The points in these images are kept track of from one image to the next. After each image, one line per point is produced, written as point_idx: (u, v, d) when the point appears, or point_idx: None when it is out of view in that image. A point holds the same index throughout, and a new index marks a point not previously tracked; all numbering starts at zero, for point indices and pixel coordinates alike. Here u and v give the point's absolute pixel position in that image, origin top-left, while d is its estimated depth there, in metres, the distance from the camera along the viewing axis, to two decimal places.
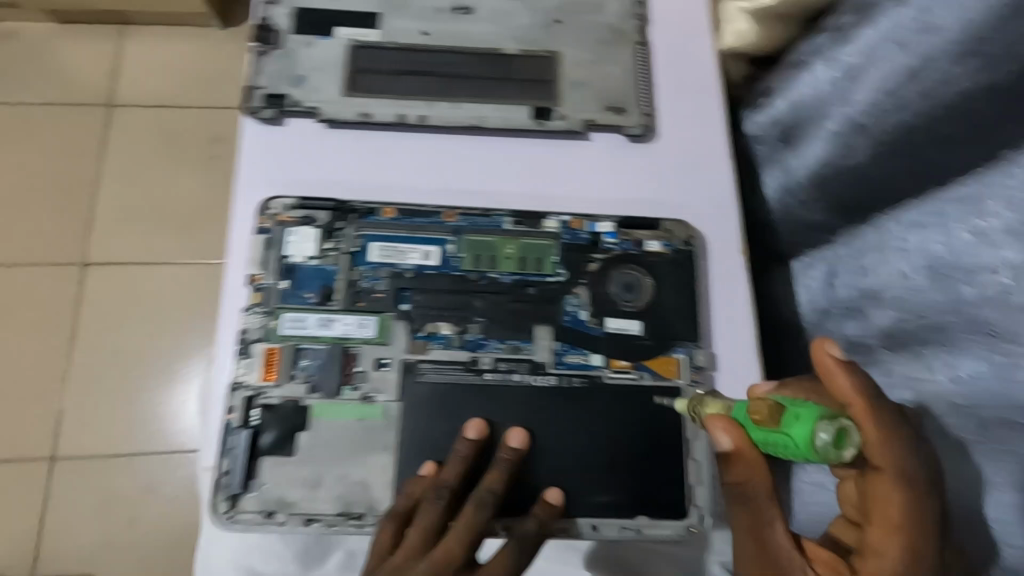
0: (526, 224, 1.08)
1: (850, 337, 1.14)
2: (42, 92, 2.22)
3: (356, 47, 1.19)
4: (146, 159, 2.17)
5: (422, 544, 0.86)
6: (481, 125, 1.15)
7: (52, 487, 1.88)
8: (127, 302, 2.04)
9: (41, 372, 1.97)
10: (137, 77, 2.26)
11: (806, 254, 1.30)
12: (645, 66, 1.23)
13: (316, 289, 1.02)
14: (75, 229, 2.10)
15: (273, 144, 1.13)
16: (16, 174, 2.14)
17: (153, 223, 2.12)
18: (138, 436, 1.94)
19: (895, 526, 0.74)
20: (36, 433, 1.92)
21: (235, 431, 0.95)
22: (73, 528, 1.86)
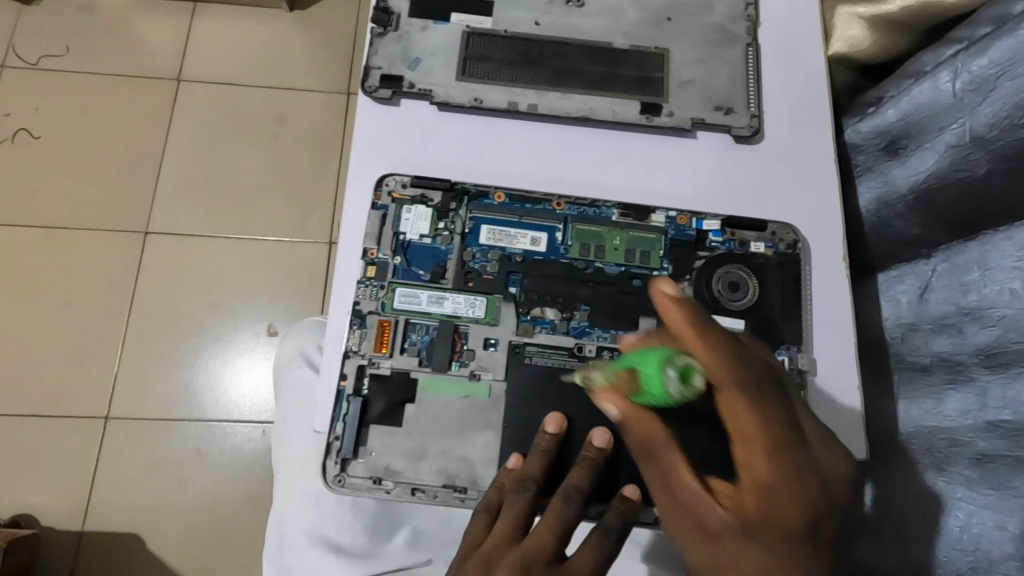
0: (633, 217, 1.09)
1: (940, 354, 1.12)
2: (117, 64, 2.29)
3: (470, 33, 1.21)
4: (214, 135, 2.23)
5: (510, 534, 0.89)
6: (591, 117, 1.16)
7: (105, 445, 1.95)
8: (187, 271, 2.11)
9: (101, 335, 2.04)
10: (208, 54, 2.32)
11: (895, 269, 1.26)
12: (754, 68, 1.22)
13: (430, 267, 1.05)
14: (141, 198, 2.17)
15: (383, 123, 1.15)
16: (89, 142, 2.21)
17: (216, 197, 2.18)
18: (189, 403, 2.01)
19: (757, 434, 0.74)
20: (93, 392, 1.99)
21: (348, 397, 0.98)
22: (124, 486, 1.92)
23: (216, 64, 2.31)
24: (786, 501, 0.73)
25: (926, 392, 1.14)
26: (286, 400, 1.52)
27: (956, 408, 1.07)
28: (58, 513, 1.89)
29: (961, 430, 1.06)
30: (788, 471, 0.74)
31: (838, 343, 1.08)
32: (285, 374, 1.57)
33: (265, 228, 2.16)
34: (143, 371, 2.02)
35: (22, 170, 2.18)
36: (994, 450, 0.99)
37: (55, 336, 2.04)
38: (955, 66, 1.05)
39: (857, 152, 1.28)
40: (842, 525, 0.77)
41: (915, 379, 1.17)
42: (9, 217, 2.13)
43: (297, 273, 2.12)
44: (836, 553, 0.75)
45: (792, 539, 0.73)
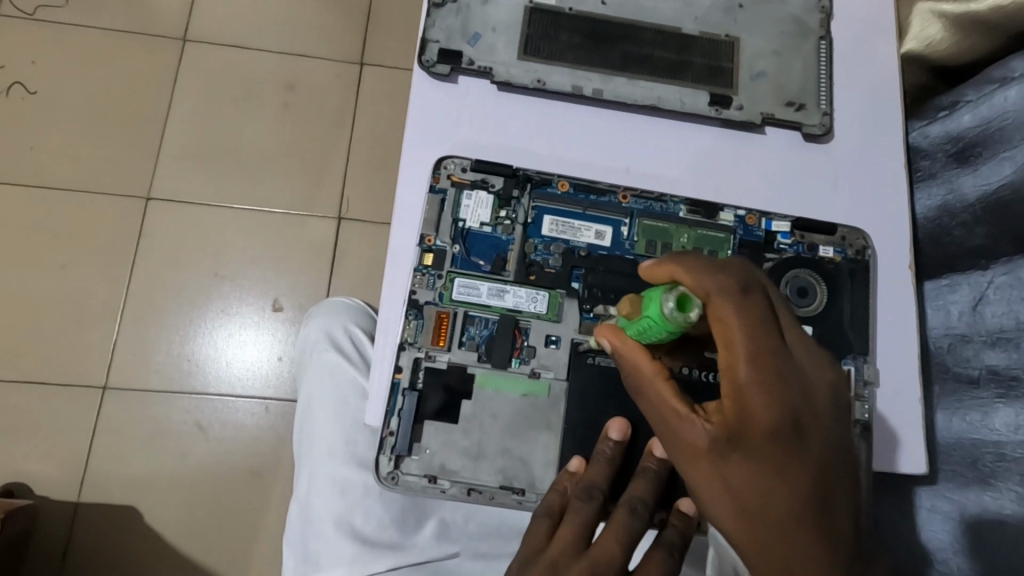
0: (701, 213, 1.05)
1: (992, 367, 1.08)
2: (119, 20, 2.17)
3: (534, 9, 1.14)
4: (221, 100, 2.13)
5: (576, 542, 0.86)
6: (658, 106, 1.11)
7: (103, 415, 1.89)
8: (193, 241, 2.03)
9: (99, 304, 1.96)
10: (217, 14, 2.21)
11: (945, 278, 1.20)
12: (826, 63, 1.18)
13: (491, 258, 0.99)
14: (143, 163, 2.07)
15: (438, 102, 1.08)
16: (89, 101, 2.10)
17: (224, 166, 2.08)
18: (191, 377, 1.94)
19: (740, 345, 0.75)
20: (90, 360, 1.92)
21: (404, 392, 0.93)
22: (121, 458, 1.87)
23: (224, 26, 2.20)
24: (771, 410, 0.74)
25: (972, 404, 1.11)
26: (311, 379, 1.43)
27: (1005, 422, 1.05)
28: (52, 483, 1.83)
29: (1010, 446, 1.03)
30: (769, 376, 0.74)
31: (900, 354, 1.05)
32: (310, 352, 1.48)
33: (273, 200, 2.07)
34: (143, 343, 1.95)
35: (18, 127, 2.06)
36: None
37: (52, 302, 1.95)
38: None
39: (925, 158, 1.25)
40: (833, 432, 0.77)
41: (960, 391, 1.14)
42: (4, 175, 2.02)
43: (306, 249, 2.05)
44: (826, 459, 0.76)
45: (771, 440, 0.74)
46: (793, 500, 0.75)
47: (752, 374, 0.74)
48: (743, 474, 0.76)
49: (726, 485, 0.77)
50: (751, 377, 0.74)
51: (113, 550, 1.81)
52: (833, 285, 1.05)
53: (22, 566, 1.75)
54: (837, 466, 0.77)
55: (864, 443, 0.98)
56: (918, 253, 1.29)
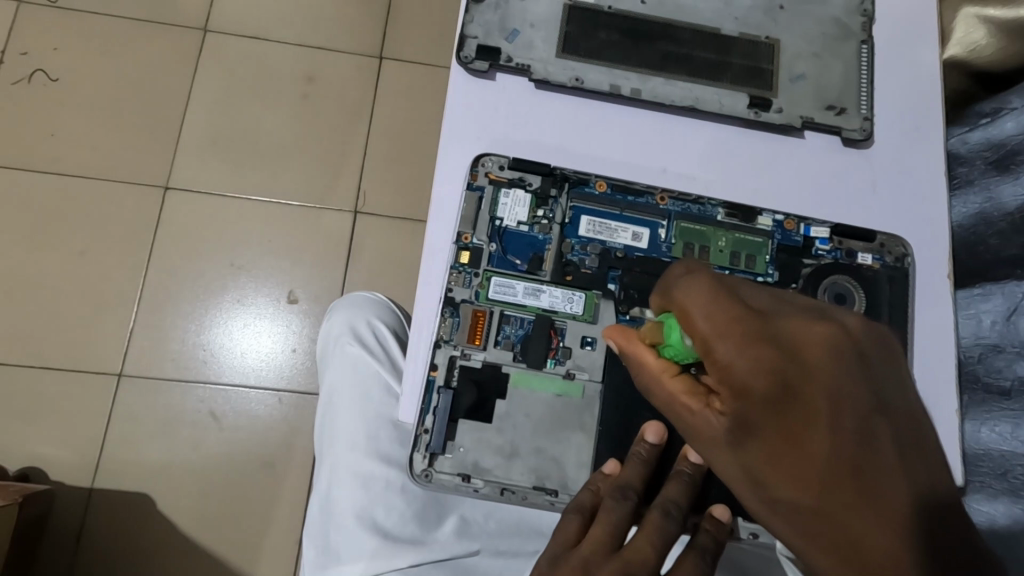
0: (739, 217, 1.04)
1: None
2: (139, 7, 2.17)
3: (573, 6, 1.13)
4: (241, 89, 2.13)
5: (606, 542, 0.86)
6: (696, 107, 1.10)
7: (119, 401, 1.90)
8: (212, 230, 2.03)
9: (117, 290, 1.97)
10: (240, 3, 2.21)
11: (980, 286, 1.18)
12: (867, 67, 1.16)
13: (527, 257, 0.99)
14: (162, 151, 2.07)
15: (475, 99, 1.08)
16: (109, 88, 2.11)
17: (244, 155, 2.09)
18: (206, 367, 1.95)
19: (705, 324, 0.62)
20: (107, 347, 1.93)
21: (439, 389, 0.93)
22: (137, 444, 1.88)
23: (243, 15, 2.20)
24: (771, 388, 0.59)
25: (1001, 415, 1.12)
26: (333, 373, 1.43)
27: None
28: (67, 469, 1.84)
29: None
30: (754, 356, 0.59)
31: (936, 364, 1.04)
32: (331, 346, 1.49)
33: (289, 191, 2.07)
34: (160, 330, 1.96)
35: (40, 113, 2.07)
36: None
37: (72, 289, 1.96)
38: None
39: (960, 164, 1.22)
40: (867, 400, 0.60)
41: (992, 401, 1.13)
42: (26, 161, 2.03)
43: (326, 240, 2.05)
44: (867, 437, 0.59)
45: (777, 427, 0.59)
46: (839, 497, 0.59)
47: (733, 352, 0.60)
48: (768, 472, 0.61)
49: (758, 486, 0.63)
50: (733, 353, 0.60)
51: (126, 536, 1.82)
52: (871, 292, 1.04)
53: (38, 548, 1.76)
54: (884, 441, 0.60)
55: None
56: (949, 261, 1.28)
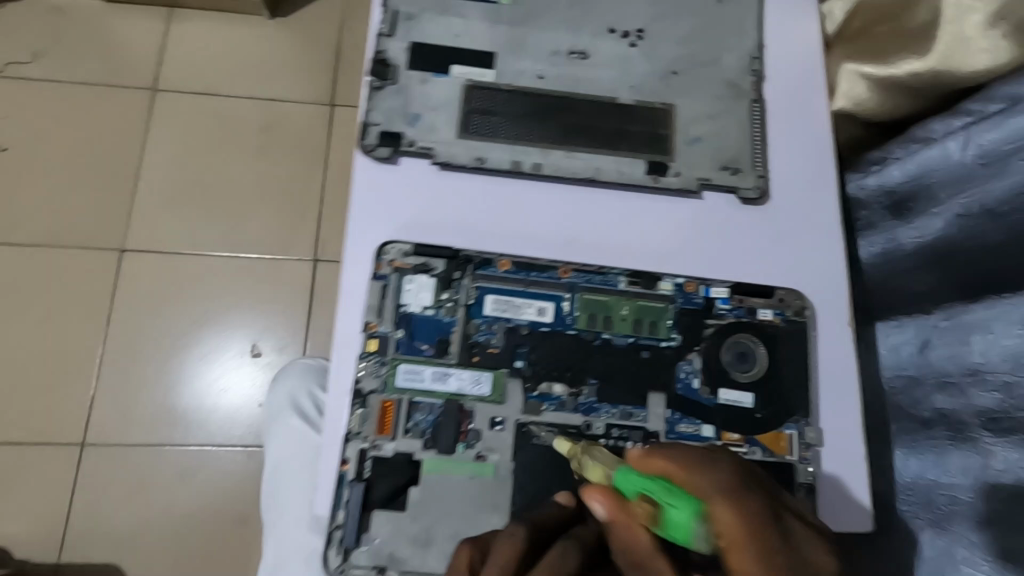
0: (641, 284, 1.07)
1: (942, 410, 1.12)
2: (88, 72, 2.18)
3: (472, 87, 1.17)
4: (192, 149, 2.14)
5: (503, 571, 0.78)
6: (597, 178, 1.13)
7: (83, 471, 1.86)
8: (170, 289, 2.02)
9: (77, 358, 1.95)
10: (184, 61, 2.22)
11: (896, 318, 1.25)
12: (760, 126, 1.21)
13: (434, 341, 1.01)
14: (118, 214, 2.07)
15: (379, 184, 1.10)
16: (62, 155, 2.11)
17: (199, 212, 2.09)
18: (172, 428, 1.92)
19: (744, 536, 0.66)
20: (70, 416, 1.90)
21: (350, 483, 0.94)
22: (106, 511, 1.84)
23: (192, 74, 2.21)
24: None
25: (931, 446, 1.15)
26: (275, 450, 1.42)
27: (956, 468, 1.08)
28: (32, 545, 1.80)
29: (962, 489, 1.06)
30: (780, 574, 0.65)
31: (845, 410, 1.07)
32: (273, 421, 1.48)
33: (249, 247, 2.08)
34: (124, 395, 1.93)
35: None
36: (990, 515, 1.00)
37: (27, 360, 1.93)
38: (965, 137, 1.01)
39: (863, 207, 1.29)
40: None
41: (914, 430, 1.19)
42: None
43: (287, 292, 2.05)
44: None
45: None
46: None
47: (756, 555, 0.66)
48: None
49: None
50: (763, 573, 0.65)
51: None
52: (773, 346, 1.07)
53: None
54: None
55: (806, 503, 1.00)
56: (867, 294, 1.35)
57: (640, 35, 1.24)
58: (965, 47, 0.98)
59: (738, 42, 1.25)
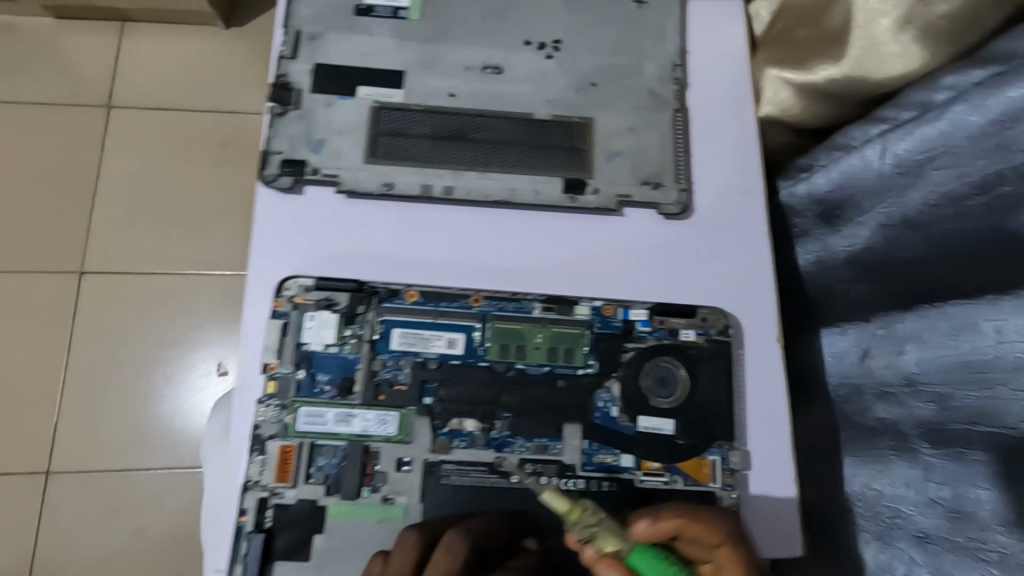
0: (556, 309, 1.03)
1: (882, 419, 1.08)
2: (32, 91, 1.99)
3: (380, 108, 1.12)
4: (157, 165, 1.95)
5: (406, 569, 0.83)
6: (510, 199, 1.09)
7: (50, 500, 1.70)
8: (134, 299, 1.85)
9: (31, 390, 1.77)
10: (137, 78, 2.02)
11: (837, 325, 1.19)
12: (683, 136, 1.16)
13: (337, 381, 0.97)
14: (71, 239, 1.88)
15: (282, 216, 1.05)
16: (9, 178, 1.92)
17: (163, 227, 1.91)
18: (144, 444, 1.76)
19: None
20: (33, 443, 1.73)
21: (249, 535, 0.90)
22: (76, 540, 1.68)
23: (152, 91, 2.01)
24: None
25: (873, 455, 1.10)
26: None
27: (900, 479, 1.03)
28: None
29: (903, 502, 1.02)
30: None
31: (774, 430, 1.03)
32: None
33: (204, 264, 1.90)
34: (89, 419, 1.76)
35: None
36: (937, 531, 0.95)
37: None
38: (882, 144, 0.97)
39: (795, 215, 1.23)
40: None
41: (862, 438, 1.12)
42: None
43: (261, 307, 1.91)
44: None
45: None
46: None
47: None
48: None
49: None
50: None
51: None
52: (695, 369, 1.03)
53: None
54: None
55: None
56: (806, 302, 1.28)
57: (557, 46, 1.19)
58: (877, 53, 0.95)
59: (659, 49, 1.20)
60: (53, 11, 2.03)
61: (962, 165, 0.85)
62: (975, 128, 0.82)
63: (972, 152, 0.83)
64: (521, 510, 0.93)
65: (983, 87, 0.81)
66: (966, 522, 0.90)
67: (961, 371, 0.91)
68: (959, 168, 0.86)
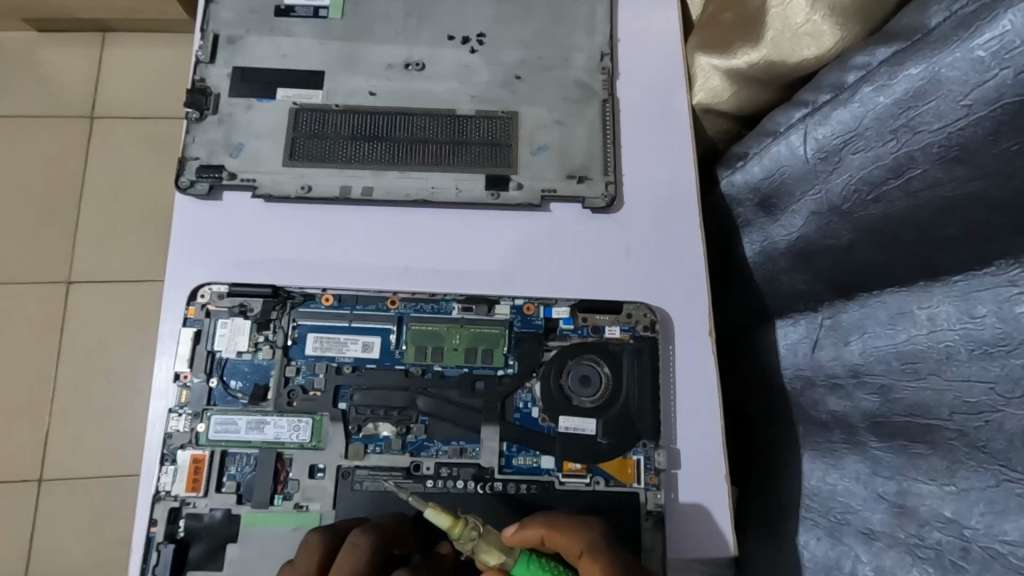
0: (475, 309, 1.01)
1: (834, 413, 1.00)
2: (19, 100, 1.80)
3: (299, 109, 1.10)
4: (137, 162, 1.77)
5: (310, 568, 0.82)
6: (430, 197, 1.06)
7: (41, 508, 1.55)
8: (118, 300, 1.69)
9: (16, 401, 1.61)
10: (123, 90, 1.82)
11: (788, 317, 1.12)
12: (612, 126, 1.13)
13: (250, 388, 0.96)
14: (57, 252, 1.71)
15: (202, 224, 1.05)
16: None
17: (142, 228, 1.73)
18: (135, 451, 1.61)
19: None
20: (24, 452, 1.59)
21: (159, 546, 0.89)
22: (64, 550, 1.53)
23: (132, 99, 1.82)
24: None
25: (823, 451, 1.02)
26: None
27: (849, 473, 0.96)
28: None
29: (853, 498, 0.94)
30: None
31: (705, 427, 1.00)
32: None
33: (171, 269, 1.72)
34: (77, 430, 1.61)
35: None
36: (881, 526, 0.88)
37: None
38: (804, 129, 0.94)
39: (735, 204, 1.14)
40: None
41: (815, 432, 1.04)
42: None
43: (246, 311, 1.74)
44: None
45: None
46: None
47: None
48: None
49: None
50: None
51: None
52: (619, 367, 1.00)
53: None
54: None
55: (655, 536, 0.93)
56: (750, 290, 1.20)
57: (482, 40, 1.16)
58: (794, 37, 0.94)
59: (588, 40, 1.17)
60: (36, 25, 1.83)
61: (875, 148, 0.82)
62: (882, 109, 0.80)
63: (882, 134, 0.81)
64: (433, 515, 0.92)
65: (887, 66, 0.80)
66: (908, 516, 0.84)
67: (898, 362, 0.88)
68: (872, 152, 0.83)
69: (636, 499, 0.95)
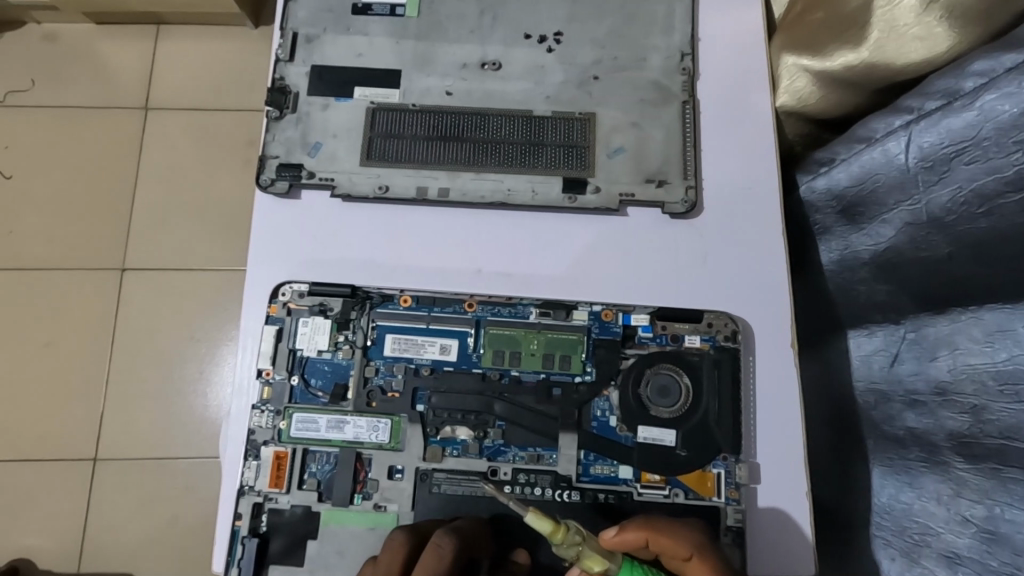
0: (552, 315, 1.00)
1: (913, 430, 0.95)
2: (78, 90, 1.82)
3: (377, 108, 1.10)
4: (190, 154, 1.78)
5: (391, 565, 0.82)
6: (506, 200, 1.05)
7: (95, 490, 1.57)
8: (169, 290, 1.69)
9: (74, 385, 1.64)
10: (177, 82, 1.83)
11: (864, 329, 1.07)
12: (692, 129, 1.10)
13: (330, 388, 0.97)
14: (113, 240, 1.72)
15: (281, 221, 1.06)
16: (53, 174, 1.76)
17: (192, 217, 1.74)
18: (183, 437, 1.62)
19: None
20: (78, 435, 1.61)
21: (243, 539, 0.90)
22: (115, 531, 1.56)
23: (187, 91, 1.83)
24: None
25: (899, 469, 0.97)
26: None
27: (929, 493, 0.91)
28: (54, 559, 1.54)
29: (934, 520, 0.89)
30: None
31: (785, 442, 0.96)
32: None
33: (217, 258, 1.72)
34: (133, 415, 1.63)
35: None
36: (970, 552, 0.83)
37: (25, 395, 1.63)
38: (907, 136, 0.89)
39: (815, 211, 1.10)
40: None
41: (889, 448, 1.00)
42: None
43: None
44: None
45: None
46: None
47: None
48: None
49: None
50: None
51: None
52: (698, 378, 0.98)
53: None
54: None
55: (734, 551, 0.91)
56: (824, 300, 1.15)
57: (559, 39, 1.14)
58: (898, 37, 0.90)
59: (666, 40, 1.14)
60: (95, 17, 1.84)
61: (993, 159, 0.77)
62: (1005, 119, 0.76)
63: (1002, 145, 0.76)
64: (510, 520, 0.91)
65: (1015, 73, 0.75)
66: (1001, 544, 0.79)
67: (996, 383, 0.82)
68: (988, 163, 0.78)
69: (716, 513, 0.93)
